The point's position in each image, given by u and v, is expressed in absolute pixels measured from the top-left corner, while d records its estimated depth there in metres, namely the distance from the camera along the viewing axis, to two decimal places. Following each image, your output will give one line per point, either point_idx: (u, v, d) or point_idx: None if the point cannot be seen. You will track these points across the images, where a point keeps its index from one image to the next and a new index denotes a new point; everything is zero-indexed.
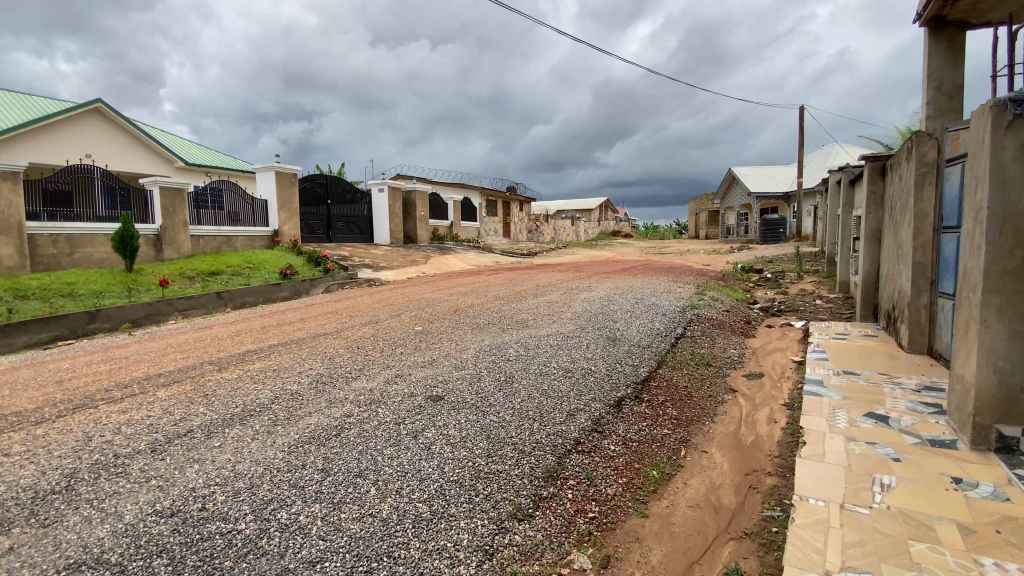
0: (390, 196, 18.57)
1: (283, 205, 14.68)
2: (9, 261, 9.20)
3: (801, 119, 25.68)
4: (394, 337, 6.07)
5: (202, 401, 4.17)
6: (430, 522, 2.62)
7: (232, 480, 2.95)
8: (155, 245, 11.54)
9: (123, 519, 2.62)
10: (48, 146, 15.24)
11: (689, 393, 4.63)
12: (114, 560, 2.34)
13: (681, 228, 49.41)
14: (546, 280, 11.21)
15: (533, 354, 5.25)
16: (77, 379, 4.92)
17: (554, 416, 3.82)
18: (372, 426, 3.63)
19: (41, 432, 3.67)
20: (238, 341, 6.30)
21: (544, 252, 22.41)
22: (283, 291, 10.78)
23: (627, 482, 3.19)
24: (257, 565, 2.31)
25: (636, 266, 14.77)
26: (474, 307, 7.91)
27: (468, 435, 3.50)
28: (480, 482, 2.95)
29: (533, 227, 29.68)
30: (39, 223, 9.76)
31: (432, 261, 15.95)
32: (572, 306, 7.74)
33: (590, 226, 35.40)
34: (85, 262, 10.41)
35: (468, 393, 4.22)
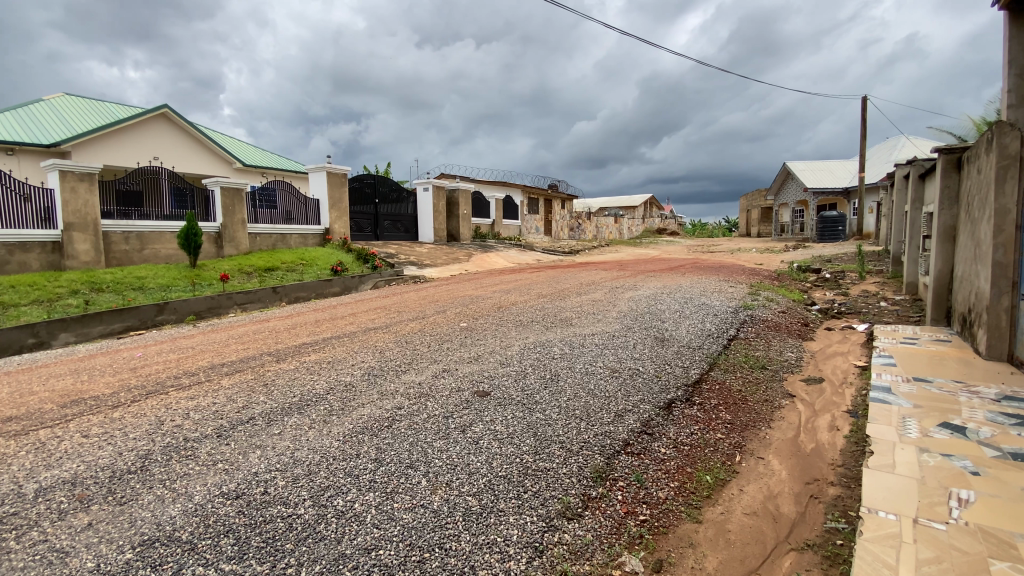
0: (434, 195, 18.87)
1: (334, 204, 15.18)
2: (86, 256, 9.96)
3: (863, 111, 24.27)
4: (441, 333, 6.17)
5: (263, 390, 4.37)
6: (479, 516, 2.63)
7: (291, 467, 3.06)
8: (216, 243, 12.18)
9: (193, 499, 2.77)
10: (120, 150, 16.37)
11: (743, 397, 4.46)
12: (185, 538, 2.47)
13: (731, 227, 47.58)
14: (590, 278, 11.05)
15: (579, 353, 5.19)
16: (149, 367, 5.26)
17: (602, 416, 3.76)
18: (421, 419, 3.69)
19: (119, 415, 3.95)
20: (294, 334, 6.57)
21: (587, 250, 22.12)
22: (334, 287, 11.15)
23: (679, 486, 3.09)
24: (316, 549, 2.38)
25: (683, 265, 14.38)
26: (518, 304, 7.92)
27: (515, 432, 3.49)
28: (528, 479, 2.95)
29: (576, 225, 29.42)
30: (113, 221, 10.51)
31: (475, 258, 16.10)
32: (618, 305, 7.60)
33: (634, 223, 34.73)
34: (154, 258, 11.13)
35: (514, 390, 4.22)
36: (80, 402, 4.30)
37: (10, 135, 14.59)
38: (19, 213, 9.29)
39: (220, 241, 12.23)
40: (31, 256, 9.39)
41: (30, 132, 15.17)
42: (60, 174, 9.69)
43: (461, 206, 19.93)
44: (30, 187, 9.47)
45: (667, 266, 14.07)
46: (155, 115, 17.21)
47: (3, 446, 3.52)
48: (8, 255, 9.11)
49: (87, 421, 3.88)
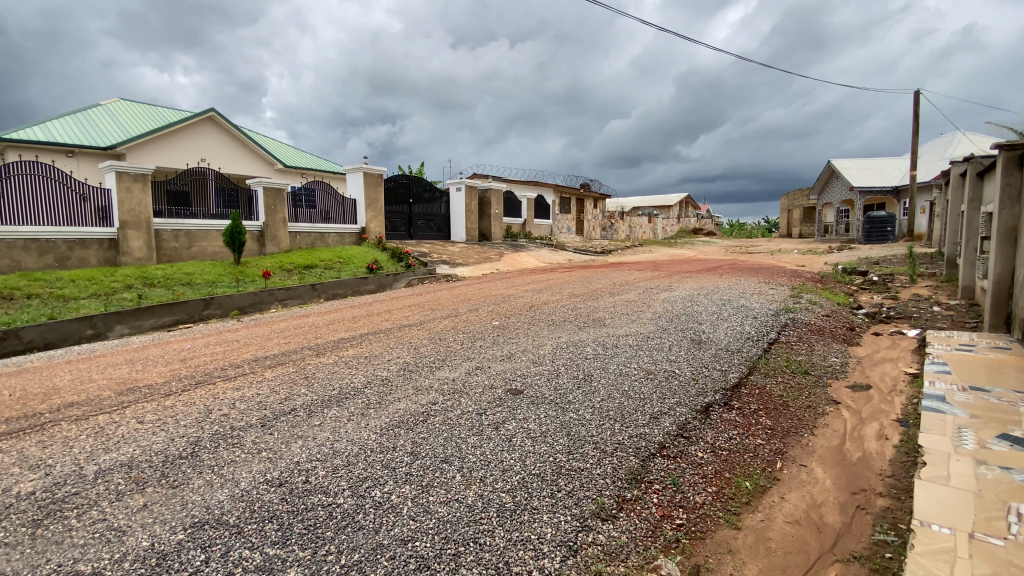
0: (467, 195, 19.02)
1: (370, 204, 15.50)
2: (139, 253, 10.52)
3: (915, 106, 23.10)
4: (474, 331, 6.22)
5: (303, 382, 4.51)
6: (514, 513, 2.64)
7: (331, 457, 3.15)
8: (258, 241, 12.64)
9: (239, 485, 2.89)
10: (170, 151, 17.17)
11: (784, 402, 4.31)
12: (232, 521, 2.57)
13: (771, 228, 46.18)
14: (623, 278, 10.90)
15: (613, 353, 5.14)
16: (198, 358, 5.51)
17: (636, 417, 3.71)
18: (455, 415, 3.73)
19: (171, 403, 4.16)
20: (333, 329, 6.74)
21: (620, 251, 21.82)
22: (369, 284, 11.39)
23: (717, 491, 3.01)
24: (355, 538, 2.44)
25: (720, 266, 14.04)
26: (550, 303, 7.90)
27: (548, 431, 3.48)
28: (562, 478, 2.94)
29: (609, 224, 29.10)
30: (165, 219, 11.05)
31: (507, 258, 16.13)
32: (653, 306, 7.49)
33: (668, 223, 34.09)
34: (201, 255, 11.64)
35: (547, 389, 4.21)
36: (134, 390, 4.54)
37: (72, 139, 15.51)
38: (79, 213, 9.92)
39: (263, 239, 12.67)
40: (89, 252, 9.99)
41: (89, 136, 16.10)
42: (116, 175, 10.24)
43: (493, 206, 20.01)
44: (89, 187, 10.05)
45: (704, 267, 13.74)
46: (203, 118, 17.98)
47: (66, 429, 3.75)
48: (69, 251, 9.73)
49: (141, 408, 4.10)
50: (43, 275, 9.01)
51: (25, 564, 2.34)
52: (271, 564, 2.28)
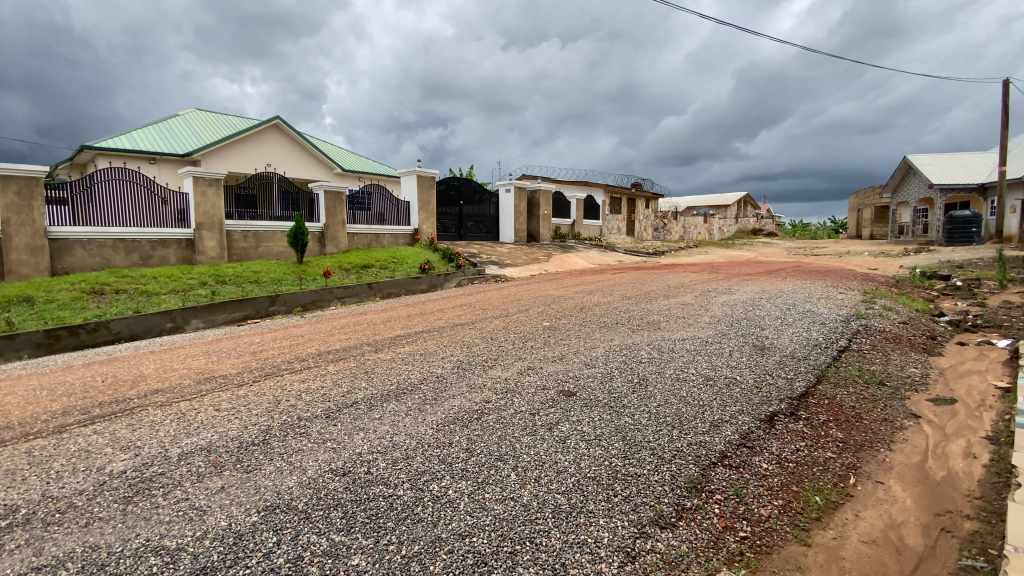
0: (516, 196, 19.11)
1: (423, 206, 15.88)
2: (213, 253, 11.29)
3: (1005, 96, 21.10)
4: (525, 331, 6.23)
5: (364, 377, 4.69)
6: (569, 515, 2.61)
7: (391, 450, 3.27)
8: (319, 242, 13.23)
9: (306, 473, 3.03)
10: (240, 157, 18.30)
11: (857, 414, 4.04)
12: (301, 507, 2.71)
13: (836, 228, 43.56)
14: (678, 280, 10.61)
15: (668, 357, 5.01)
16: (267, 351, 5.84)
17: (695, 425, 3.59)
18: (509, 414, 3.75)
19: (243, 393, 4.42)
20: (389, 326, 6.96)
21: (674, 252, 21.19)
22: (421, 284, 11.66)
23: (784, 505, 2.85)
24: (414, 530, 2.50)
25: (784, 268, 13.38)
26: (602, 305, 7.80)
27: (603, 434, 3.44)
28: (618, 483, 2.88)
29: (661, 225, 28.44)
30: (236, 221, 11.78)
31: (556, 259, 16.04)
32: (711, 310, 7.23)
33: (725, 224, 32.89)
34: (267, 254, 12.32)
35: (600, 392, 4.15)
36: (211, 379, 4.88)
37: (155, 147, 16.85)
38: (159, 215, 10.77)
39: (323, 240, 13.26)
40: (169, 251, 10.80)
41: (170, 144, 17.44)
42: (193, 180, 11.02)
43: (542, 207, 19.99)
44: (168, 191, 10.85)
45: (764, 269, 13.13)
46: (269, 126, 19.03)
47: (152, 414, 4.08)
48: (152, 250, 10.55)
49: (217, 396, 4.38)
50: (129, 272, 9.81)
51: (118, 538, 2.56)
52: (337, 550, 2.38)
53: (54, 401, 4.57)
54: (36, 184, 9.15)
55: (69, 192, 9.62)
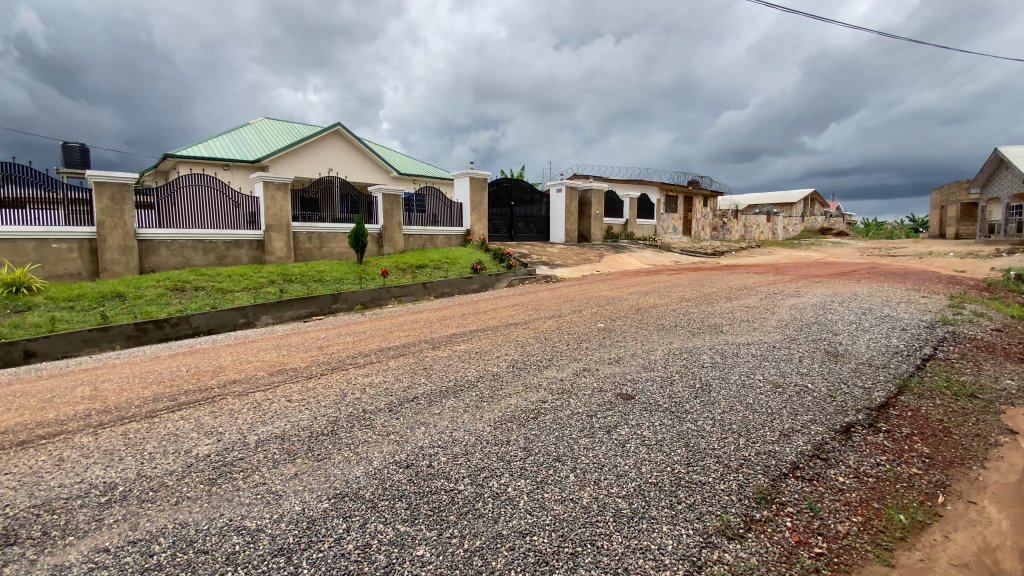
0: (568, 196, 19.00)
1: (475, 207, 16.11)
2: (280, 253, 11.97)
3: None
4: (580, 332, 6.19)
5: (423, 373, 4.83)
6: (631, 520, 2.56)
7: (451, 445, 3.35)
8: (377, 242, 13.71)
9: (372, 464, 3.17)
10: (304, 163, 19.28)
11: (945, 428, 3.71)
12: (367, 496, 2.83)
13: (917, 228, 40.25)
14: (741, 282, 10.18)
15: (733, 362, 4.82)
16: (332, 346, 6.13)
17: (763, 433, 3.44)
18: (566, 415, 3.74)
19: (311, 385, 4.67)
20: (445, 325, 7.10)
21: (734, 252, 20.32)
22: (473, 284, 11.82)
23: (864, 522, 2.66)
24: (476, 524, 2.55)
25: (857, 270, 12.50)
26: (658, 307, 7.62)
27: (664, 440, 3.36)
28: (681, 490, 2.80)
29: (718, 224, 27.91)
30: (302, 223, 12.39)
31: (608, 259, 15.80)
32: (777, 313, 6.89)
33: (789, 223, 31.26)
34: (329, 254, 12.91)
35: (661, 396, 4.06)
36: (282, 371, 5.18)
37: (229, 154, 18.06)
38: (233, 217, 11.54)
39: (381, 241, 13.73)
40: (242, 251, 11.53)
41: (242, 151, 18.63)
42: (263, 184, 11.72)
43: (594, 206, 19.74)
44: (241, 196, 11.61)
45: (836, 271, 12.32)
46: (332, 132, 19.94)
47: (231, 403, 4.38)
48: (227, 251, 11.32)
49: (289, 388, 4.64)
50: (207, 270, 10.56)
51: (203, 516, 2.76)
52: (402, 539, 2.46)
53: (146, 388, 5.00)
54: (128, 189, 10.04)
55: (155, 197, 10.48)
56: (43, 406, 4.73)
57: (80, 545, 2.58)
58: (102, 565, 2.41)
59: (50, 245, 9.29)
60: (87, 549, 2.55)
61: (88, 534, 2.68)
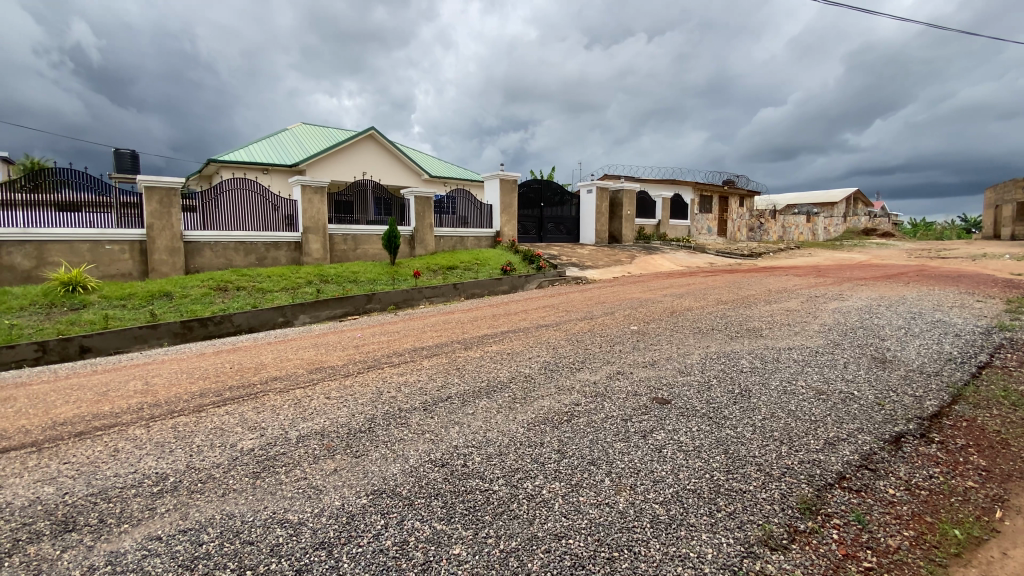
0: (598, 197, 18.85)
1: (505, 208, 16.17)
2: (317, 254, 12.31)
3: None
4: (612, 334, 6.13)
5: (456, 373, 4.89)
6: (669, 527, 2.52)
7: (485, 446, 3.38)
8: (409, 244, 13.93)
9: (409, 462, 3.23)
10: (339, 166, 19.77)
11: (1006, 440, 3.49)
12: (404, 493, 2.88)
13: (969, 228, 38.24)
14: (779, 284, 9.86)
15: (773, 368, 4.69)
16: (368, 345, 6.28)
17: (807, 442, 3.34)
18: (600, 418, 3.71)
19: (349, 383, 4.78)
20: (477, 325, 7.15)
21: (771, 254, 19.71)
22: (503, 286, 11.86)
23: (916, 537, 2.53)
24: (511, 525, 2.56)
25: (905, 272, 11.93)
26: (693, 310, 7.48)
27: (702, 446, 3.29)
28: (721, 497, 2.74)
29: (756, 224, 27.21)
30: (337, 225, 12.71)
31: (640, 261, 15.58)
32: (819, 317, 6.64)
33: (830, 223, 30.15)
34: (363, 256, 13.20)
35: (698, 401, 3.98)
36: (321, 369, 5.33)
37: (268, 159, 18.69)
38: (273, 219, 11.93)
39: (413, 242, 13.95)
40: (280, 253, 11.91)
41: (280, 156, 19.26)
42: (301, 188, 12.08)
43: (625, 207, 19.51)
44: (280, 199, 12.00)
45: (882, 273, 11.80)
46: (366, 136, 20.39)
47: (273, 399, 4.53)
48: (266, 252, 11.72)
49: (327, 385, 4.78)
50: (248, 271, 10.95)
51: (249, 508, 2.87)
52: (438, 537, 2.50)
53: (193, 384, 5.23)
54: (175, 193, 10.51)
55: (199, 201, 10.95)
56: (98, 399, 5.00)
57: (134, 533, 2.72)
58: (154, 553, 2.53)
59: (104, 246, 9.84)
60: (141, 537, 2.68)
61: (141, 522, 2.81)
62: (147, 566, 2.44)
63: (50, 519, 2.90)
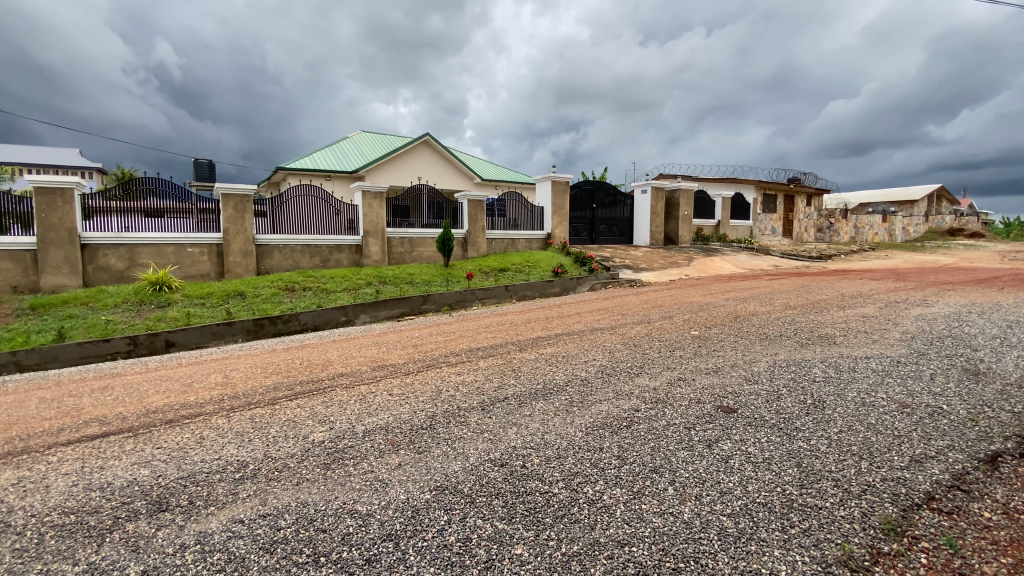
0: (653, 197, 18.43)
1: (557, 211, 16.15)
2: (376, 256, 12.80)
3: None
4: (671, 339, 5.99)
5: (512, 374, 4.94)
6: (739, 541, 2.44)
7: (543, 448, 3.39)
8: (463, 246, 14.21)
9: (469, 460, 3.31)
10: (395, 172, 20.45)
11: None
12: (465, 491, 2.96)
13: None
14: (853, 289, 9.25)
15: (850, 378, 4.42)
16: (426, 345, 6.45)
17: (890, 458, 3.13)
18: (661, 425, 3.64)
19: (409, 381, 4.95)
20: (531, 327, 7.19)
21: (841, 256, 18.50)
22: (555, 288, 11.84)
23: (1017, 564, 2.27)
24: (572, 530, 2.56)
25: (1003, 277, 10.83)
26: (758, 315, 7.17)
27: (773, 458, 3.16)
28: (794, 513, 2.62)
29: (824, 225, 26.03)
30: (394, 229, 13.17)
31: (697, 263, 15.09)
32: (900, 325, 6.17)
33: (910, 223, 28.05)
34: (419, 258, 13.59)
35: (766, 411, 3.82)
36: (383, 367, 5.54)
37: (331, 167, 19.64)
38: (335, 224, 12.52)
39: (466, 245, 14.22)
40: (342, 255, 12.47)
41: (342, 163, 20.17)
42: (361, 194, 12.60)
43: (681, 207, 18.95)
44: (341, 204, 12.56)
45: (975, 277, 10.79)
46: (422, 142, 20.97)
47: (339, 394, 4.75)
48: (329, 254, 12.30)
49: (389, 382, 4.96)
50: (313, 272, 11.54)
51: (322, 498, 3.03)
52: (500, 536, 2.54)
53: (267, 378, 5.58)
54: (247, 200, 11.24)
55: (268, 207, 11.68)
56: (184, 390, 5.43)
57: (219, 515, 2.95)
58: (238, 535, 2.74)
59: (186, 249, 10.70)
60: (226, 519, 2.90)
61: (226, 506, 3.04)
62: (231, 546, 2.64)
63: (146, 499, 3.19)
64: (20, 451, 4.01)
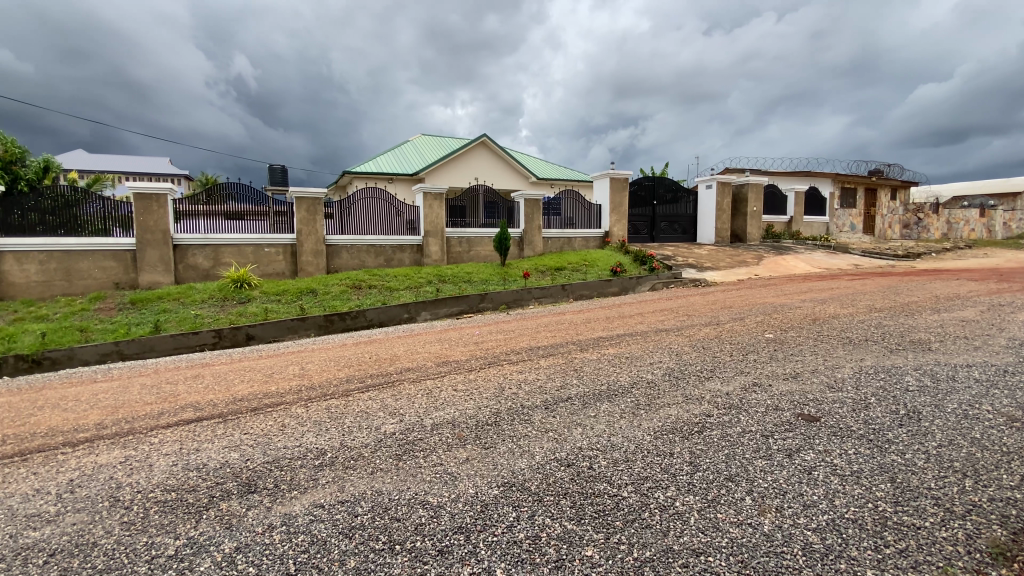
0: (718, 193, 17.70)
1: (616, 208, 15.86)
2: (436, 255, 13.15)
3: None
4: (743, 342, 5.74)
5: (574, 374, 4.93)
6: (826, 557, 2.31)
7: (611, 450, 3.37)
8: (520, 246, 14.33)
9: (535, 458, 3.34)
10: (454, 173, 20.90)
11: None
12: (533, 488, 2.99)
13: None
14: (949, 291, 8.46)
15: (948, 388, 4.04)
16: (488, 342, 6.55)
17: (999, 477, 2.84)
18: (736, 432, 3.50)
19: (473, 377, 5.07)
20: (592, 327, 7.13)
21: (933, 255, 16.91)
22: (613, 288, 11.66)
23: None
24: (644, 534, 2.53)
25: None
26: (839, 317, 6.72)
27: (862, 471, 2.96)
28: (888, 532, 2.45)
29: (912, 220, 24.05)
30: (454, 229, 13.50)
31: (765, 262, 14.31)
32: (1007, 331, 5.57)
33: (1014, 218, 25.32)
34: (477, 257, 13.82)
35: (853, 421, 3.58)
36: (447, 363, 5.70)
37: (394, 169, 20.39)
38: (398, 224, 12.97)
39: (523, 244, 14.33)
40: (405, 254, 12.90)
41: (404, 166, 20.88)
42: (423, 195, 12.98)
43: (749, 203, 18.06)
44: (404, 205, 12.99)
45: None
46: (480, 143, 21.29)
47: (407, 389, 4.93)
48: (393, 254, 12.77)
49: (454, 378, 5.10)
50: (378, 271, 12.03)
51: (395, 488, 3.17)
52: (571, 537, 2.55)
53: (340, 371, 5.88)
54: (317, 202, 11.87)
55: (336, 209, 12.27)
56: (267, 380, 5.84)
57: (302, 499, 3.15)
58: (319, 519, 2.91)
59: (265, 249, 11.48)
60: (308, 503, 3.11)
61: (308, 490, 3.25)
62: (313, 529, 2.82)
63: (236, 480, 3.47)
64: (128, 431, 4.48)
